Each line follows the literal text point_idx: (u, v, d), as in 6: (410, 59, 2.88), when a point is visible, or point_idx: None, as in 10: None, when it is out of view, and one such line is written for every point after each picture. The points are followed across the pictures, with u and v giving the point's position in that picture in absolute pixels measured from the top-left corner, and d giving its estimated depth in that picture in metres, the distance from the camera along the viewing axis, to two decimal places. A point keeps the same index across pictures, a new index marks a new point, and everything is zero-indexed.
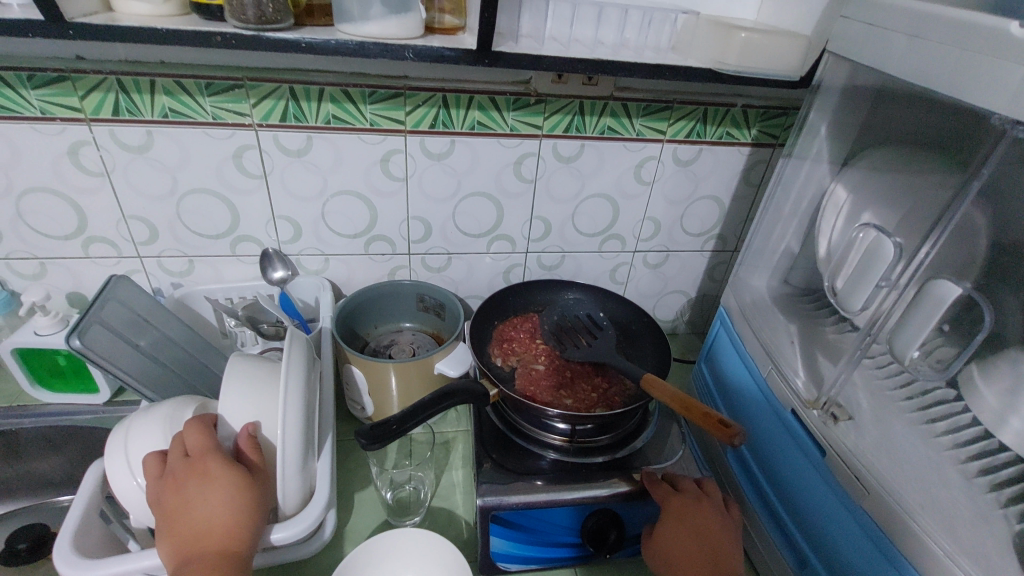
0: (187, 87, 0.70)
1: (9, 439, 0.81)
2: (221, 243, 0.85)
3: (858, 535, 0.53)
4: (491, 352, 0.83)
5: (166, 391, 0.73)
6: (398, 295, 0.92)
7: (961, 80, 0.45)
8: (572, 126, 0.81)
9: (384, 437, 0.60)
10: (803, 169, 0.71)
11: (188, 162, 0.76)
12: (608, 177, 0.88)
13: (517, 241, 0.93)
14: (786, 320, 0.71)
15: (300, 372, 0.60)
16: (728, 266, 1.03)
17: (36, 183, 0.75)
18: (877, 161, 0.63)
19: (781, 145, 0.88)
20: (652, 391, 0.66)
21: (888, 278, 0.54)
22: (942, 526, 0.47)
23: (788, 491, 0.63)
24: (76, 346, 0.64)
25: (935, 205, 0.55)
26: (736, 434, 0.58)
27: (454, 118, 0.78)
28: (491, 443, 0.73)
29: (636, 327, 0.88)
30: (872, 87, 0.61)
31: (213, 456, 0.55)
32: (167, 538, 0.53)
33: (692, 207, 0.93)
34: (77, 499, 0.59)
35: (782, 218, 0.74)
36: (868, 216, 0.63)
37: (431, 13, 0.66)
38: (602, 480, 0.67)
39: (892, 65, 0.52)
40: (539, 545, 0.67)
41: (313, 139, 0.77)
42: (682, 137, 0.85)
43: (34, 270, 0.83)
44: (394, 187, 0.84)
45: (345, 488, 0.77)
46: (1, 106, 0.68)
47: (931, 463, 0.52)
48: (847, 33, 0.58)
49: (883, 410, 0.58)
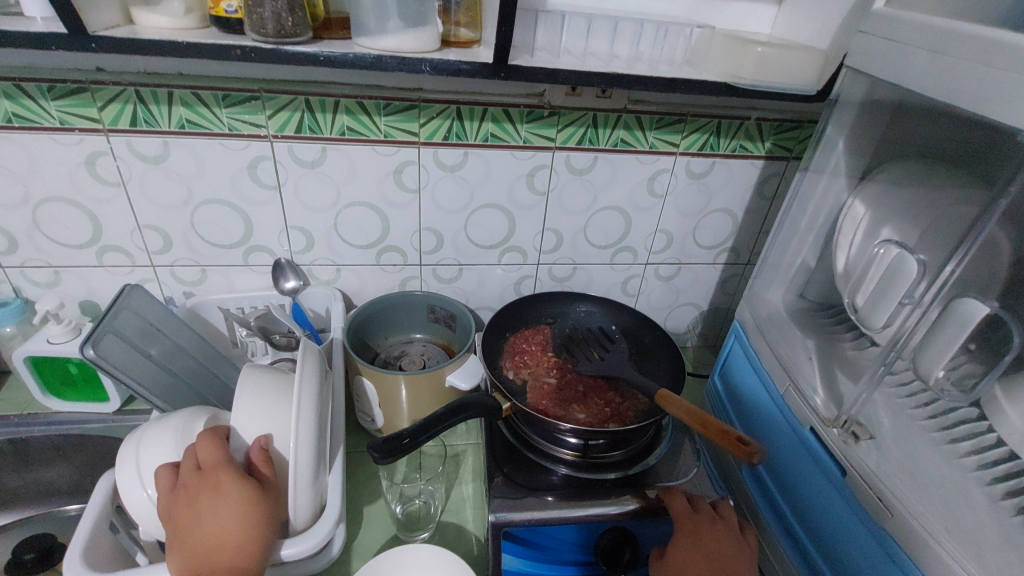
0: (205, 98, 0.71)
1: (19, 448, 0.81)
2: (234, 252, 0.85)
3: (880, 557, 0.52)
4: (503, 364, 0.83)
5: (177, 401, 0.73)
6: (409, 306, 0.91)
7: (984, 96, 0.44)
8: (586, 139, 0.81)
9: (395, 452, 0.59)
10: (820, 183, 0.70)
11: (204, 172, 0.77)
12: (621, 189, 0.87)
13: (529, 253, 0.93)
14: (803, 335, 0.70)
15: (313, 384, 0.60)
16: (740, 279, 1.02)
17: (53, 192, 0.76)
18: (896, 175, 0.63)
19: (796, 157, 0.88)
20: (667, 406, 0.65)
21: (911, 296, 0.54)
22: (968, 551, 0.46)
23: (807, 512, 0.62)
24: (89, 355, 0.64)
25: (960, 220, 0.55)
26: (755, 453, 0.57)
27: (467, 130, 0.78)
28: (504, 457, 0.72)
29: (648, 340, 0.87)
30: (891, 102, 0.61)
31: (225, 468, 0.54)
32: (177, 551, 0.52)
33: (705, 219, 0.93)
34: (88, 511, 0.58)
35: (799, 232, 0.73)
36: (887, 231, 0.62)
37: (448, 26, 0.67)
38: (615, 497, 0.66)
39: (913, 80, 0.52)
40: (551, 564, 0.66)
41: (327, 150, 0.77)
42: (695, 149, 0.84)
43: (48, 278, 0.83)
44: (406, 198, 0.84)
45: (355, 501, 0.76)
46: (21, 117, 0.69)
47: (956, 485, 0.51)
48: (866, 48, 0.58)
49: (906, 429, 0.57)
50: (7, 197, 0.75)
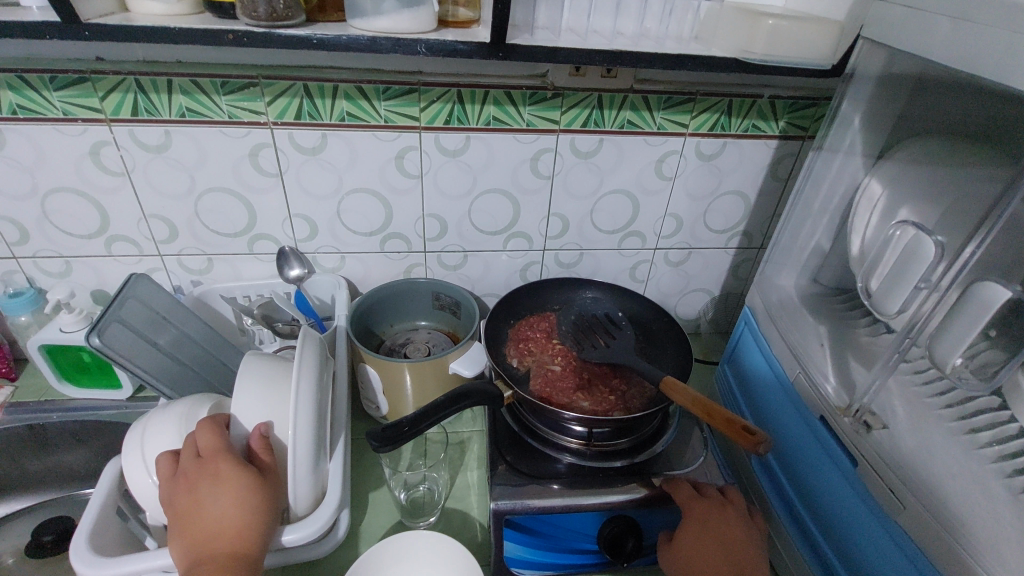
0: (204, 86, 0.71)
1: (37, 434, 0.83)
2: (239, 241, 0.86)
3: (894, 553, 0.50)
4: (507, 352, 0.82)
5: (183, 389, 0.74)
6: (415, 293, 0.91)
7: (1010, 62, 0.41)
8: (591, 120, 0.79)
9: (396, 439, 0.59)
10: (834, 162, 0.67)
11: (206, 160, 0.77)
12: (629, 172, 0.85)
13: (534, 238, 0.91)
14: (815, 321, 0.68)
15: (312, 372, 0.59)
16: (754, 263, 0.99)
17: (59, 183, 0.76)
18: (915, 153, 0.60)
19: (812, 136, 0.84)
20: (673, 394, 0.64)
21: (928, 279, 0.51)
22: (988, 550, 0.43)
23: (816, 503, 0.60)
24: (95, 344, 0.64)
25: (982, 200, 0.52)
26: (761, 442, 0.55)
27: (469, 113, 0.77)
28: (507, 444, 0.72)
29: (657, 326, 0.85)
30: (910, 75, 0.58)
31: (225, 455, 0.55)
32: (179, 538, 0.53)
33: (716, 202, 0.90)
34: (94, 497, 0.60)
35: (812, 214, 0.71)
36: (904, 212, 0.60)
37: (445, 6, 0.65)
38: (622, 485, 0.65)
39: (933, 51, 0.49)
40: (555, 551, 0.65)
41: (328, 137, 0.76)
42: (706, 130, 0.82)
43: (59, 269, 0.85)
44: (409, 184, 0.83)
45: (359, 488, 0.76)
46: (25, 108, 0.70)
47: (971, 478, 0.49)
48: (885, 18, 0.55)
49: (921, 419, 0.55)
50: (15, 188, 0.76)
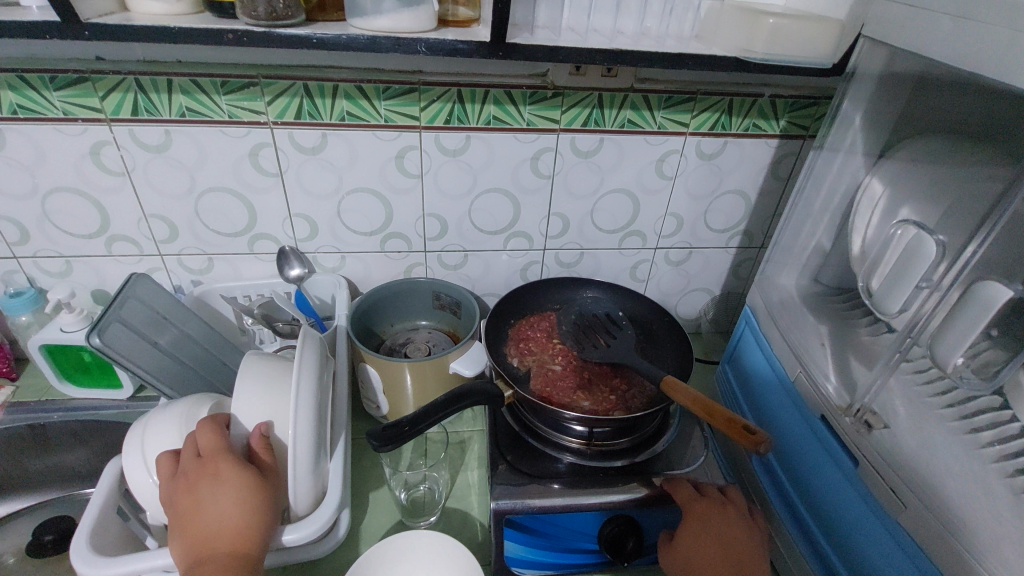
0: (204, 86, 0.71)
1: (38, 434, 0.83)
2: (239, 240, 0.86)
3: (895, 553, 0.50)
4: (508, 351, 0.82)
5: (183, 388, 0.74)
6: (415, 293, 0.91)
7: (1012, 60, 0.41)
8: (592, 120, 0.79)
9: (396, 439, 0.59)
10: (835, 161, 0.67)
11: (206, 160, 0.77)
12: (629, 172, 0.85)
13: (535, 238, 0.91)
14: (816, 321, 0.68)
15: (312, 372, 0.59)
16: (754, 263, 0.99)
17: (59, 182, 0.76)
18: (916, 151, 0.60)
19: (812, 136, 0.84)
20: (673, 394, 0.63)
21: (929, 279, 0.51)
22: (990, 550, 0.43)
23: (817, 503, 0.60)
24: (95, 343, 0.65)
25: (983, 200, 0.51)
26: (761, 441, 0.55)
27: (469, 112, 0.77)
28: (507, 444, 0.72)
29: (658, 326, 0.85)
30: (911, 74, 0.58)
31: (225, 454, 0.55)
32: (179, 538, 0.53)
33: (716, 202, 0.90)
34: (94, 497, 0.59)
35: (813, 214, 0.71)
36: (905, 211, 0.60)
37: (445, 5, 0.65)
38: (623, 485, 0.65)
39: (935, 49, 0.49)
40: (555, 551, 0.65)
41: (328, 136, 0.76)
42: (706, 129, 0.81)
43: (60, 268, 0.85)
44: (409, 183, 0.83)
45: (360, 488, 0.76)
46: (25, 107, 0.70)
47: (972, 478, 0.49)
48: (886, 17, 0.55)
49: (922, 418, 0.55)
50: (15, 188, 0.76)
